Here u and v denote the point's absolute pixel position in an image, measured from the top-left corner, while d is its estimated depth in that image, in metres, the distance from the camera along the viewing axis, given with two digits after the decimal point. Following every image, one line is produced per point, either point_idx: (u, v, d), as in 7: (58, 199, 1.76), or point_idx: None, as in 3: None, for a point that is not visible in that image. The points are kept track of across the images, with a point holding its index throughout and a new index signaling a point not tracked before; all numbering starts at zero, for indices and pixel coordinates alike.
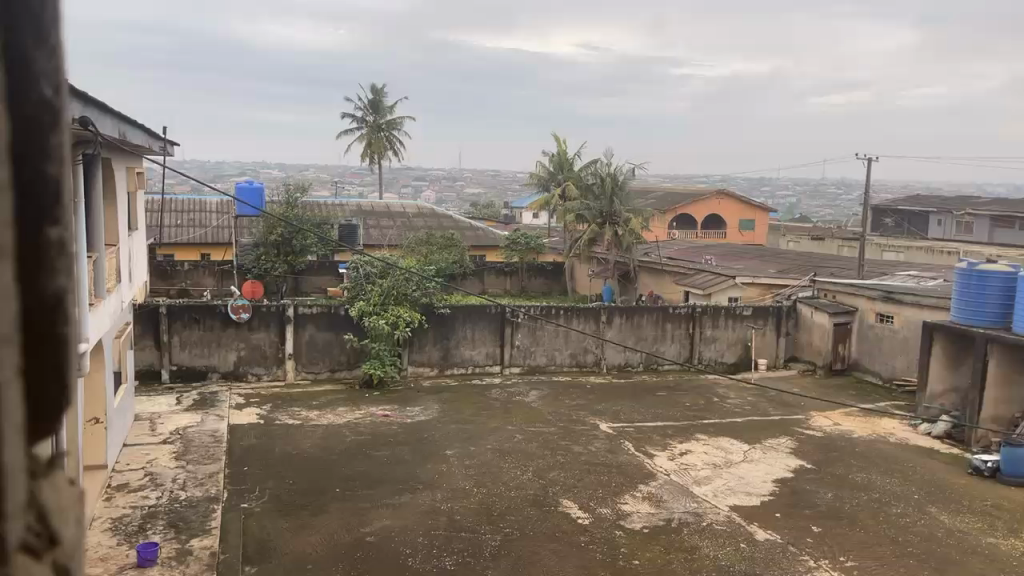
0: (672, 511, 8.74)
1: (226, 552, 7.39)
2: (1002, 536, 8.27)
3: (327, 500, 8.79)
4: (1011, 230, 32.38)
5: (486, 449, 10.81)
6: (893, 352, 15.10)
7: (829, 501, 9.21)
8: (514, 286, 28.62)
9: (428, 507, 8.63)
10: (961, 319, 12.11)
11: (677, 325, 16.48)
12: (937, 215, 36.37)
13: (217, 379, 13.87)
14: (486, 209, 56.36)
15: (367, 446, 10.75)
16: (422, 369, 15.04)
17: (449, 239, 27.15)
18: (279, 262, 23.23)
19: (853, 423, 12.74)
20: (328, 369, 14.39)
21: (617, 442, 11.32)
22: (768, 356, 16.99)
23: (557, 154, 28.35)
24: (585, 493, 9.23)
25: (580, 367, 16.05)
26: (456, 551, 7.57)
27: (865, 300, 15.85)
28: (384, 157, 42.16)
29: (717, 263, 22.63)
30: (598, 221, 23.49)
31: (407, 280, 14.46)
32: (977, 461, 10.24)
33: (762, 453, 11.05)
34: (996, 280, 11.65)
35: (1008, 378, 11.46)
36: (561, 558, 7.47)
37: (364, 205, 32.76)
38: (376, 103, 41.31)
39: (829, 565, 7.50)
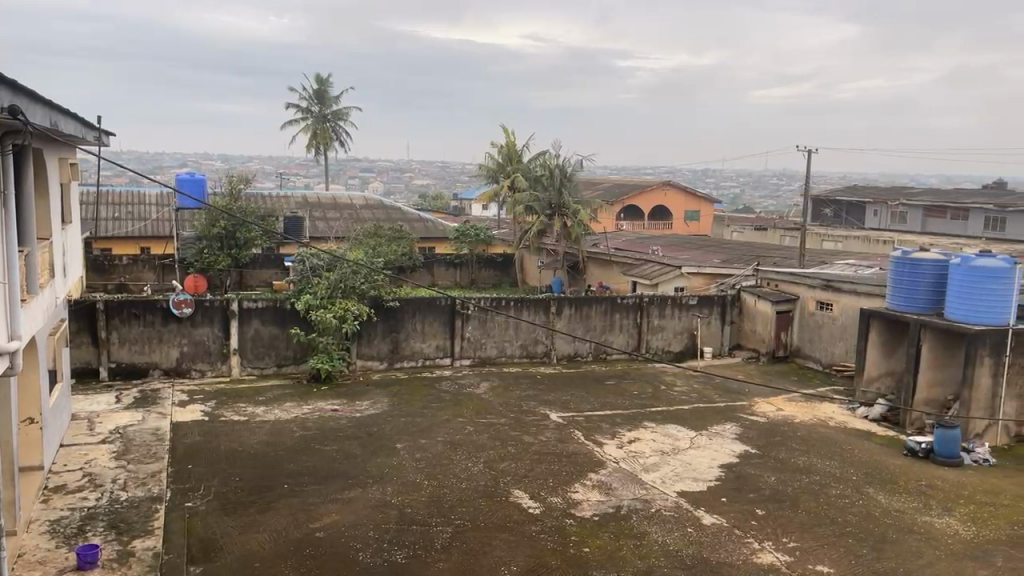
0: (621, 499, 8.87)
1: (169, 552, 7.23)
2: (936, 514, 8.61)
3: (275, 496, 8.66)
4: (943, 219, 33.59)
5: (437, 442, 10.79)
6: (833, 339, 15.54)
7: (772, 485, 9.45)
8: (464, 279, 28.63)
9: (377, 501, 8.57)
10: (896, 306, 12.55)
11: (625, 315, 16.69)
12: (874, 206, 37.52)
13: (159, 376, 13.52)
14: (434, 201, 56.16)
15: (315, 441, 10.63)
16: (371, 363, 14.87)
17: (397, 232, 27.06)
18: (222, 255, 22.75)
19: (795, 408, 13.10)
20: (275, 364, 14.16)
21: (567, 432, 11.42)
22: (714, 345, 17.33)
23: (505, 146, 28.31)
24: (535, 483, 9.29)
25: (530, 358, 16.11)
26: (407, 544, 7.54)
27: (805, 289, 16.28)
28: (330, 148, 41.60)
29: (663, 254, 22.98)
30: (546, 213, 23.64)
31: (355, 274, 14.29)
32: (912, 442, 10.64)
33: (708, 439, 11.28)
34: (929, 267, 12.09)
35: (940, 362, 11.93)
36: (512, 549, 7.51)
37: (311, 197, 32.26)
38: (321, 93, 40.69)
39: (773, 546, 7.70)
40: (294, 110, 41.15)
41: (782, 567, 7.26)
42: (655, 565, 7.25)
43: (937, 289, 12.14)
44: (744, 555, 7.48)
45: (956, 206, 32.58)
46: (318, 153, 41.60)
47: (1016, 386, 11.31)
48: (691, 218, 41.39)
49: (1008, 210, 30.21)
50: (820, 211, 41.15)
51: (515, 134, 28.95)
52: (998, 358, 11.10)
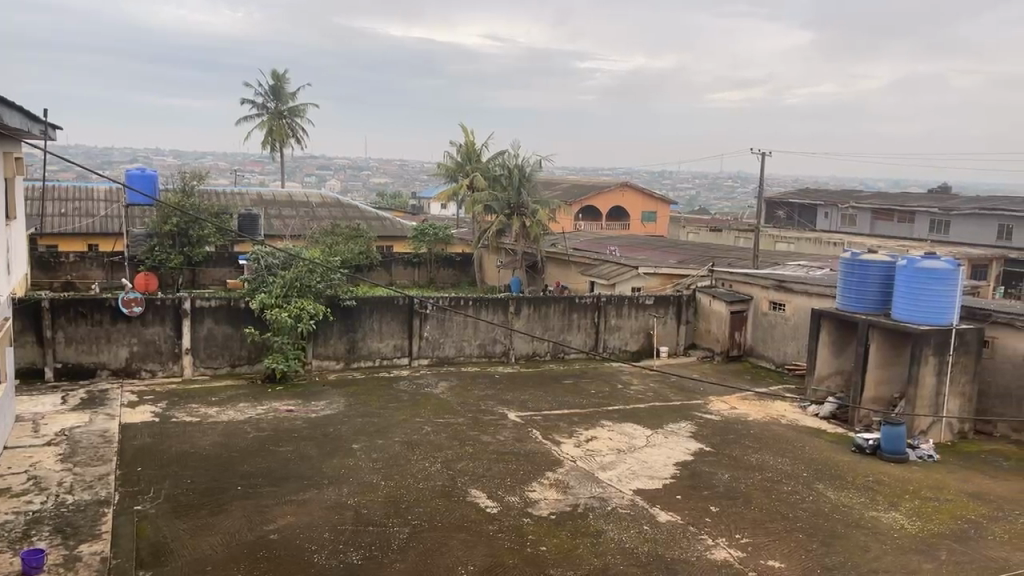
0: (578, 497, 8.93)
1: (117, 557, 7.06)
2: (883, 509, 8.85)
3: (228, 498, 8.51)
4: (891, 222, 34.53)
5: (394, 442, 10.72)
6: (785, 339, 15.86)
7: (726, 482, 9.61)
8: (422, 277, 28.51)
9: (333, 502, 8.49)
10: (846, 306, 12.87)
11: (583, 314, 16.80)
12: (825, 209, 38.37)
13: (108, 376, 13.18)
14: (393, 199, 55.81)
15: (269, 441, 10.49)
16: (327, 362, 14.71)
17: (355, 230, 26.84)
18: (175, 253, 22.35)
19: (748, 406, 13.34)
20: (228, 364, 13.92)
21: (525, 431, 11.45)
22: (670, 344, 17.54)
23: (465, 145, 28.26)
24: (493, 482, 9.31)
25: (489, 358, 16.12)
26: (363, 545, 7.49)
27: (759, 289, 16.58)
28: (287, 144, 41.03)
29: (621, 254, 23.19)
30: (505, 213, 23.67)
31: (311, 272, 14.13)
32: (860, 439, 10.92)
33: (664, 437, 11.42)
34: (877, 268, 12.43)
35: (887, 361, 12.26)
36: (469, 548, 7.50)
37: (266, 194, 31.77)
38: (277, 89, 40.10)
39: (727, 542, 7.83)
40: (250, 106, 40.48)
41: (735, 563, 7.38)
42: (611, 562, 7.31)
43: (885, 290, 12.49)
44: (698, 551, 7.59)
45: (903, 209, 33.55)
46: (274, 150, 41.01)
47: (959, 384, 11.67)
48: (648, 218, 41.85)
49: (952, 213, 31.20)
50: (774, 213, 41.93)
51: (474, 134, 28.93)
52: (942, 357, 11.43)
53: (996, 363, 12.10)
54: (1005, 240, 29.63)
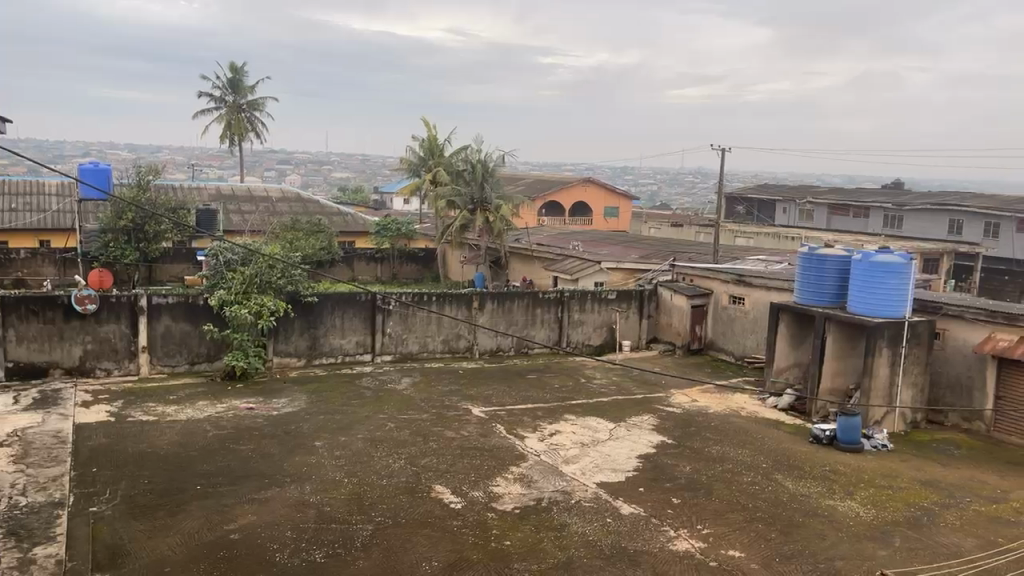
0: (542, 491, 8.96)
1: (73, 559, 6.92)
2: (839, 498, 9.06)
3: (187, 498, 8.37)
4: (846, 217, 35.25)
5: (357, 438, 10.65)
6: (745, 332, 16.12)
7: (688, 473, 9.74)
8: (385, 273, 28.33)
9: (295, 500, 8.41)
10: (803, 300, 13.12)
11: (546, 309, 16.86)
12: (783, 204, 38.99)
13: (61, 375, 12.86)
14: (355, 194, 55.30)
15: (230, 440, 10.34)
16: (288, 360, 14.53)
17: (316, 225, 26.55)
18: (130, 249, 21.86)
19: (708, 399, 13.52)
20: (186, 361, 13.70)
21: (489, 426, 11.46)
22: (632, 338, 17.70)
23: (427, 140, 28.10)
24: (457, 477, 9.31)
25: (452, 353, 16.09)
26: (326, 543, 7.43)
27: (719, 284, 16.82)
28: (245, 138, 40.40)
29: (583, 249, 23.33)
30: (469, 208, 23.64)
31: (272, 268, 13.92)
32: (817, 430, 11.14)
33: (626, 430, 11.52)
34: (833, 263, 12.69)
35: (842, 354, 12.53)
36: (434, 544, 7.49)
37: (224, 189, 31.24)
38: (235, 81, 39.39)
39: (688, 533, 7.94)
40: (207, 99, 39.74)
41: (697, 553, 7.48)
42: (575, 555, 7.36)
43: (840, 283, 12.78)
44: (660, 543, 7.68)
45: (858, 205, 34.28)
46: (233, 144, 40.37)
47: (912, 374, 11.97)
48: (610, 213, 42.17)
49: (905, 208, 32.00)
50: (733, 208, 42.46)
51: (436, 129, 28.81)
52: (896, 349, 11.73)
53: (947, 354, 12.43)
54: (955, 235, 30.48)
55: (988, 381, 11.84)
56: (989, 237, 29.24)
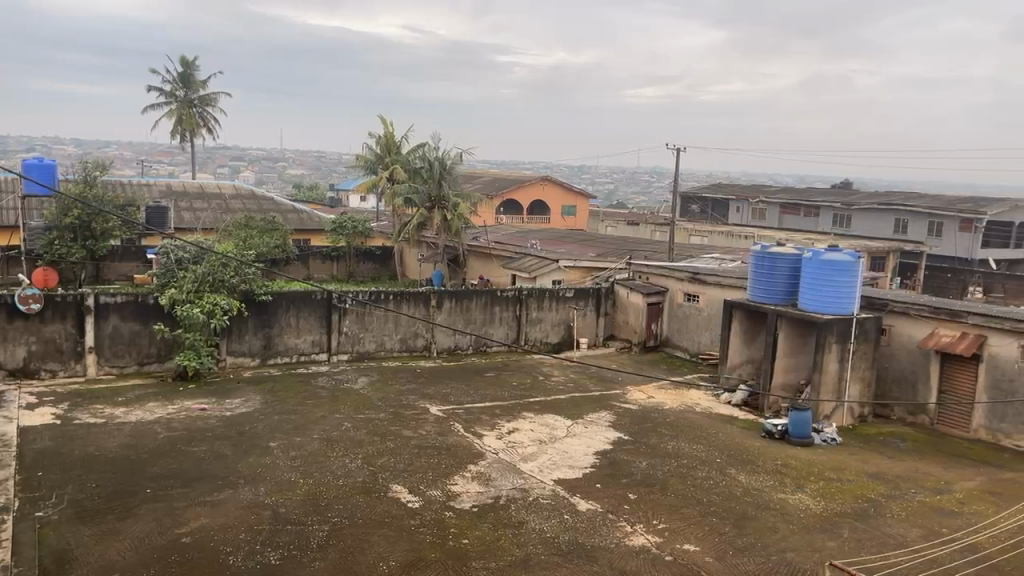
0: (499, 489, 8.98)
1: (18, 565, 6.72)
2: (791, 491, 9.25)
3: (136, 502, 8.18)
4: (798, 216, 36.01)
5: (312, 439, 10.53)
6: (699, 329, 16.36)
7: (644, 469, 9.85)
8: (341, 271, 28.10)
9: (249, 502, 8.29)
10: (755, 297, 13.36)
11: (504, 307, 16.89)
12: (736, 203, 39.63)
13: (3, 377, 12.45)
14: (310, 192, 54.64)
15: (181, 441, 10.15)
16: (242, 359, 14.29)
17: (270, 223, 26.16)
18: (77, 247, 21.27)
19: (664, 395, 13.68)
20: (136, 362, 13.40)
21: (447, 425, 11.43)
22: (589, 335, 17.82)
23: (384, 137, 27.90)
24: (414, 477, 9.26)
25: (410, 352, 16.02)
26: (281, 545, 7.34)
27: (674, 282, 17.04)
28: (197, 134, 39.62)
29: (540, 247, 23.42)
30: (426, 205, 23.56)
31: (224, 267, 13.61)
32: (769, 425, 11.36)
33: (584, 427, 11.60)
34: (785, 262, 12.95)
35: (793, 350, 12.80)
36: (391, 544, 7.45)
37: (176, 185, 30.59)
38: (186, 76, 38.60)
39: (644, 528, 8.02)
40: (157, 93, 38.85)
41: (652, 548, 7.57)
42: (532, 552, 7.39)
43: (791, 281, 13.06)
44: (617, 538, 7.75)
45: (809, 204, 35.07)
46: (184, 140, 39.57)
47: (859, 369, 12.30)
48: (568, 213, 42.45)
49: (854, 207, 32.79)
50: (688, 207, 43.03)
51: (393, 126, 28.61)
52: (844, 345, 12.03)
53: (894, 350, 12.79)
54: (901, 234, 31.37)
55: (932, 375, 12.21)
56: (933, 236, 30.16)
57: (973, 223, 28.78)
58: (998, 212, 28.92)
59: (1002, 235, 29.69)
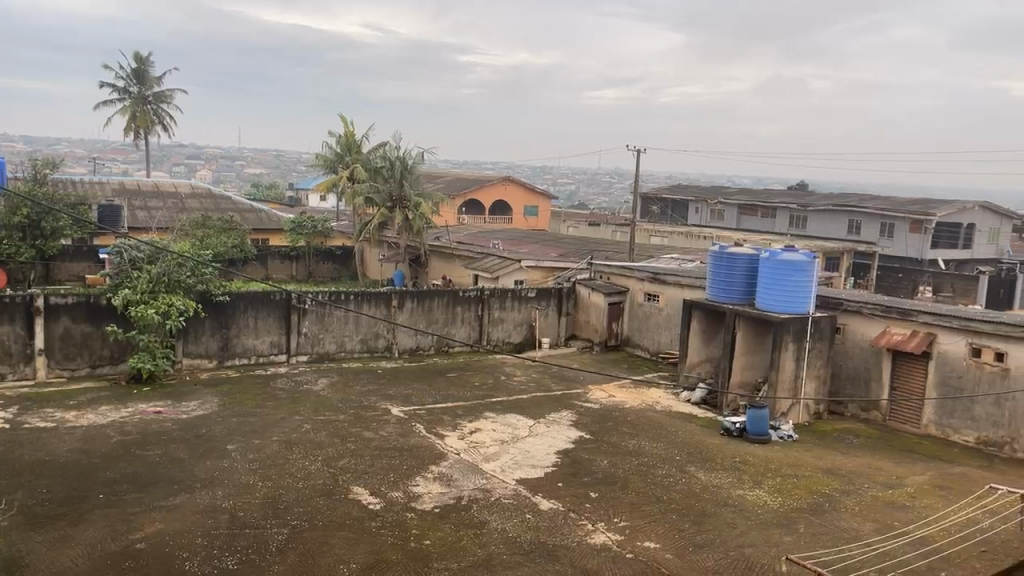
0: (461, 490, 8.96)
1: None
2: (749, 488, 9.40)
3: (88, 508, 7.97)
4: (755, 217, 36.62)
5: (272, 441, 10.39)
6: (659, 329, 16.54)
7: (605, 468, 9.92)
8: (300, 272, 27.81)
9: (206, 506, 8.15)
10: (714, 297, 13.55)
11: (466, 308, 16.86)
12: (696, 204, 40.09)
13: None
14: (269, 190, 53.88)
15: (135, 445, 9.93)
16: (198, 361, 14.03)
17: (227, 222, 25.74)
18: (25, 246, 20.68)
19: (625, 394, 13.80)
20: (88, 365, 13.07)
21: (408, 426, 11.36)
22: (551, 335, 17.89)
23: (344, 136, 27.65)
24: (375, 478, 9.19)
25: (371, 353, 15.90)
26: (240, 549, 7.22)
27: (635, 282, 17.19)
28: (152, 132, 38.80)
29: (502, 247, 23.43)
30: (387, 205, 23.43)
31: (180, 266, 13.34)
32: (728, 423, 11.52)
33: (545, 426, 11.63)
34: (742, 262, 13.16)
35: (751, 349, 13.00)
36: (352, 546, 7.39)
37: (130, 183, 29.92)
38: (141, 72, 37.78)
39: (606, 527, 8.08)
40: (109, 90, 37.96)
41: (614, 546, 7.62)
42: (494, 552, 7.39)
43: (749, 280, 13.26)
44: (579, 537, 7.79)
45: (766, 205, 35.68)
46: (138, 137, 38.74)
47: (815, 367, 12.53)
48: (530, 213, 42.53)
49: (809, 209, 33.47)
50: (648, 208, 43.43)
51: (353, 125, 28.38)
52: (800, 344, 12.25)
53: (848, 349, 13.07)
54: (854, 235, 32.08)
55: (884, 372, 12.50)
56: (885, 237, 30.92)
57: (922, 225, 29.61)
58: (946, 213, 29.76)
59: (950, 237, 30.59)
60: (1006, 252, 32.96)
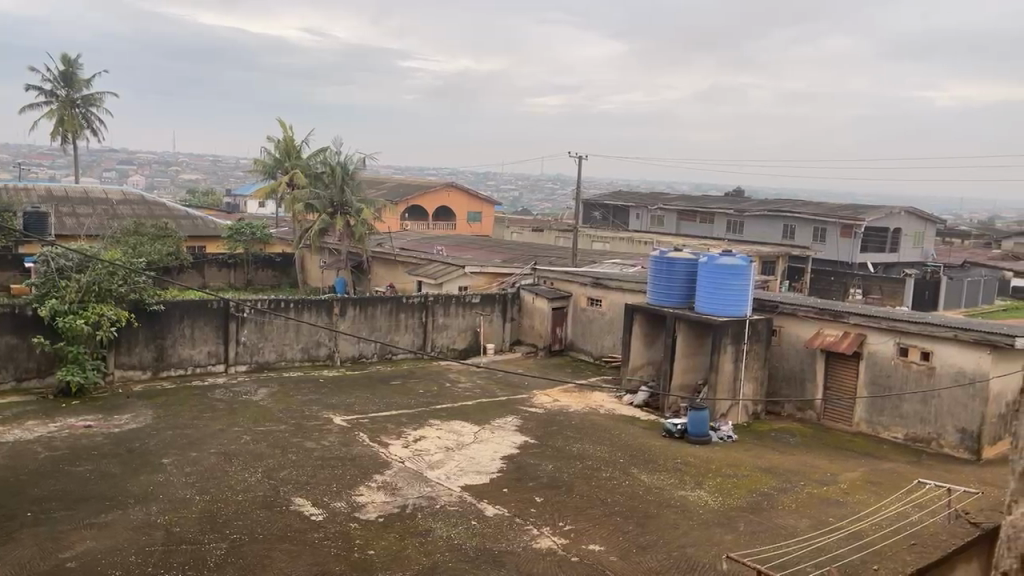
0: (406, 498, 8.88)
1: None
2: (691, 489, 9.57)
3: (15, 526, 7.64)
4: (694, 223, 37.32)
5: (209, 453, 10.14)
6: (602, 333, 16.73)
7: (550, 472, 9.96)
8: (239, 279, 27.25)
9: (140, 522, 7.89)
10: (654, 301, 13.77)
11: (410, 314, 16.74)
12: (637, 210, 40.62)
13: None
14: (205, 197, 52.49)
15: (63, 461, 9.54)
16: (131, 372, 13.60)
17: (161, 228, 24.99)
18: None
19: (569, 398, 13.89)
20: (13, 378, 12.53)
21: (351, 435, 11.20)
22: (496, 341, 17.92)
23: (283, 141, 27.21)
24: (317, 489, 9.04)
25: (313, 361, 15.66)
26: (176, 565, 7.02)
27: (577, 286, 17.35)
28: (80, 136, 37.49)
29: (446, 254, 23.33)
30: (328, 211, 23.15)
31: (111, 275, 12.91)
32: (670, 424, 11.71)
33: (490, 432, 11.63)
34: (681, 266, 13.40)
35: (691, 351, 13.25)
36: (293, 558, 7.25)
37: (57, 190, 28.81)
38: (68, 75, 36.48)
39: (550, 531, 8.11)
40: (35, 92, 36.51)
41: (558, 550, 7.66)
42: (440, 560, 7.35)
43: (689, 285, 13.51)
44: (524, 542, 7.80)
45: (704, 211, 36.43)
46: (66, 141, 37.38)
47: (753, 369, 12.83)
48: (473, 219, 42.49)
49: (745, 214, 34.28)
50: (591, 214, 43.83)
51: (293, 130, 27.97)
52: (738, 346, 12.55)
53: (783, 350, 13.44)
54: (789, 239, 32.95)
55: (818, 373, 12.89)
56: (818, 242, 31.90)
57: (852, 230, 30.69)
58: (875, 218, 30.89)
59: (879, 241, 31.74)
60: (930, 256, 34.32)
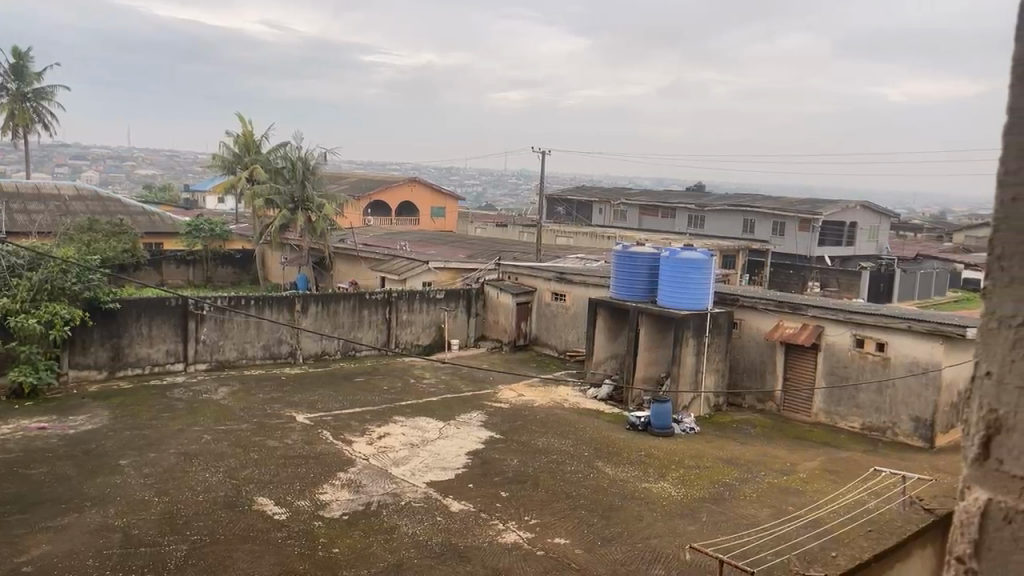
0: (371, 495, 8.83)
1: None
2: (654, 480, 9.67)
3: None
4: (656, 218, 37.67)
5: (168, 454, 9.95)
6: (566, 327, 16.80)
7: (515, 467, 9.99)
8: (198, 276, 26.84)
9: (97, 525, 7.72)
10: (618, 295, 13.86)
11: (373, 311, 16.62)
12: (599, 205, 40.85)
13: None
14: (161, 193, 51.40)
15: (17, 464, 9.30)
16: (87, 372, 13.30)
17: (117, 225, 24.43)
18: None
19: (534, 393, 13.93)
20: None
21: (314, 433, 11.09)
22: (460, 337, 17.91)
23: (242, 136, 26.77)
24: (280, 488, 8.94)
25: (275, 359, 15.47)
26: (135, 568, 6.88)
27: (541, 282, 17.39)
28: (31, 130, 36.45)
29: (409, 249, 23.20)
30: (289, 207, 22.86)
31: (65, 272, 12.58)
32: (633, 417, 11.84)
33: (455, 428, 11.62)
34: (644, 260, 13.50)
35: (653, 345, 13.37)
36: (255, 559, 7.17)
37: (6, 185, 27.96)
38: (19, 68, 35.40)
39: (516, 525, 8.14)
40: None
41: (524, 544, 7.68)
42: (405, 556, 7.33)
43: (651, 279, 13.62)
44: (489, 537, 7.81)
45: (666, 206, 36.80)
46: (16, 136, 36.31)
47: (714, 362, 12.99)
48: (437, 214, 42.33)
49: (706, 209, 34.68)
50: (554, 208, 43.95)
51: (252, 124, 27.51)
52: (700, 339, 12.69)
53: (744, 342, 13.64)
54: (748, 233, 33.44)
55: (777, 365, 13.11)
56: (776, 236, 32.44)
57: (809, 223, 31.27)
58: (831, 213, 31.51)
59: (835, 235, 32.39)
60: (884, 249, 35.12)
